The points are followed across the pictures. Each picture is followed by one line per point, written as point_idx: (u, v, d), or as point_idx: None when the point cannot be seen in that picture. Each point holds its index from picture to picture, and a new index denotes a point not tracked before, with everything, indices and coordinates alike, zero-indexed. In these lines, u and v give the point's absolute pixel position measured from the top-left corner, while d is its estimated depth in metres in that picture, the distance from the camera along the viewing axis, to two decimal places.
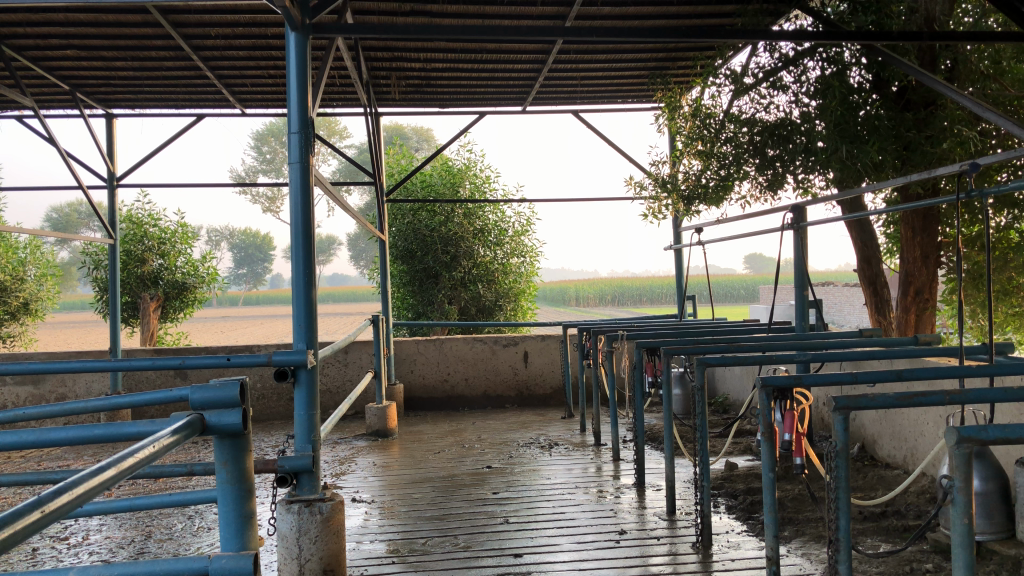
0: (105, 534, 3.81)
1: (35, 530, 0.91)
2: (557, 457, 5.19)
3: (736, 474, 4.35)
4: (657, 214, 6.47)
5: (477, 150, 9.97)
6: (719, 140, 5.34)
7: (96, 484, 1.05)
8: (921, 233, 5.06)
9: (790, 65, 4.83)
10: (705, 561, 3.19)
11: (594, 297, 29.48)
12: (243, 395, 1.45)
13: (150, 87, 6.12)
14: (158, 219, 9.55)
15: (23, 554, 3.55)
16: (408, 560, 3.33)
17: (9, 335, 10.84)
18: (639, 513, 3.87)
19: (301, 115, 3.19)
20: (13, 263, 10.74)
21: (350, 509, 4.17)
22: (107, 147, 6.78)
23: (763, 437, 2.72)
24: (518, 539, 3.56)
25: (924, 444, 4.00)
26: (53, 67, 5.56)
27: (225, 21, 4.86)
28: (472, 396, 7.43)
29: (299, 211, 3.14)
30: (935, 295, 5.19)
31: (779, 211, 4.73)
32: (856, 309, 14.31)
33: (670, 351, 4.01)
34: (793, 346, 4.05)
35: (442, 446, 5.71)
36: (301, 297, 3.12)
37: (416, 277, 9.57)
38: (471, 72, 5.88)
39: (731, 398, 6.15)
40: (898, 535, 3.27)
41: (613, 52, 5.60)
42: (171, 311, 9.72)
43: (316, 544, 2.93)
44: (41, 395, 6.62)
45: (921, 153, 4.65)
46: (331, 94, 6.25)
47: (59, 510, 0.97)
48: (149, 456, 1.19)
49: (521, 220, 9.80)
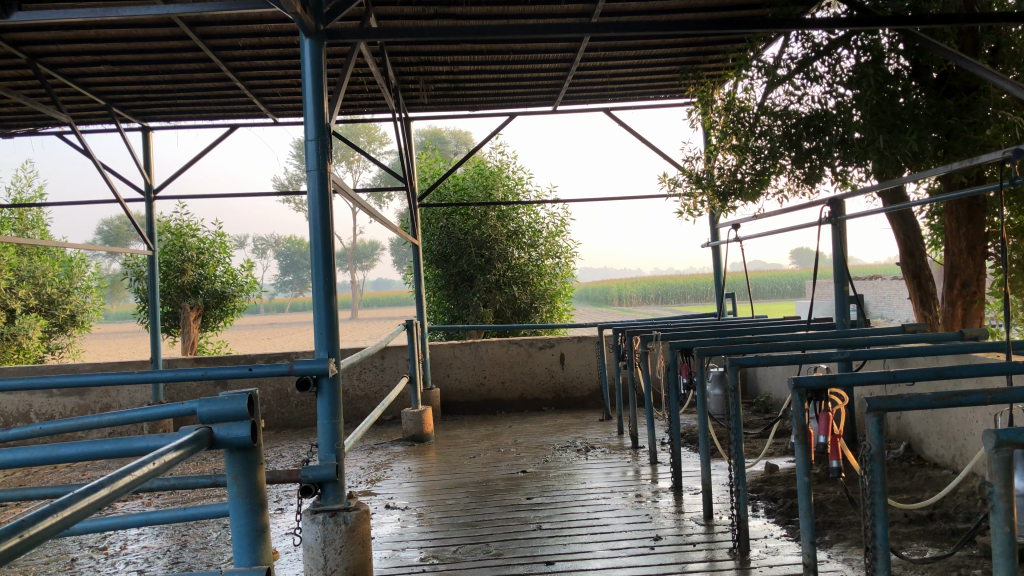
0: (143, 544, 3.85)
1: (15, 555, 0.86)
2: (596, 460, 5.12)
3: (776, 476, 4.23)
4: (693, 211, 6.35)
5: (510, 151, 9.92)
6: (754, 134, 5.22)
7: (86, 505, 1.00)
8: (966, 224, 4.89)
9: (823, 55, 4.71)
10: (742, 567, 3.10)
11: (637, 296, 29.25)
12: (252, 408, 1.41)
13: (182, 99, 6.20)
14: (196, 229, 9.68)
15: (64, 564, 3.60)
16: (440, 569, 3.30)
17: (58, 346, 11.18)
18: (676, 518, 3.79)
19: (318, 123, 3.18)
20: (60, 275, 11.04)
21: (384, 517, 4.14)
22: (144, 160, 6.90)
23: (797, 440, 2.62)
24: (550, 546, 3.50)
25: (974, 443, 3.84)
26: (89, 83, 5.67)
27: (252, 31, 4.87)
28: (509, 399, 7.39)
29: (318, 218, 3.13)
30: (983, 288, 5.00)
31: (817, 205, 4.60)
32: (904, 304, 13.95)
33: (704, 351, 3.91)
34: (833, 344, 3.93)
35: (477, 450, 5.68)
36: (322, 305, 3.11)
37: (452, 281, 9.58)
38: (498, 74, 5.85)
39: (772, 397, 6.01)
40: (947, 539, 3.14)
41: (642, 48, 5.51)
42: (211, 320, 9.89)
43: (342, 554, 2.92)
44: (86, 405, 6.79)
45: (964, 141, 4.47)
46: (360, 101, 6.26)
47: (43, 533, 0.91)
48: (148, 473, 1.15)
49: (555, 221, 9.74)
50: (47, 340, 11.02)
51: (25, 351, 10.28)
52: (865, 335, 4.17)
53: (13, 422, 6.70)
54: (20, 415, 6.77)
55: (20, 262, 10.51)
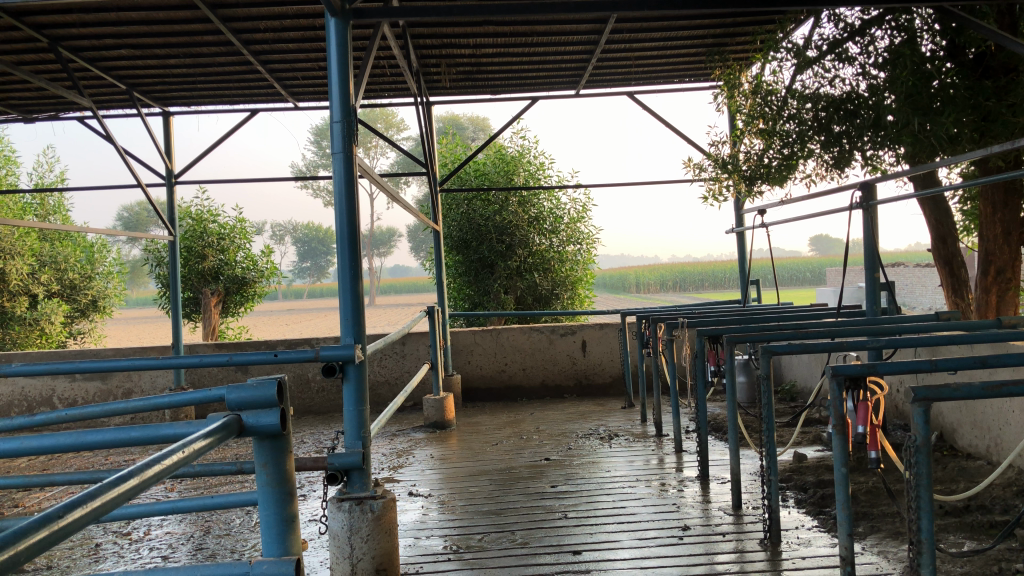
0: (166, 529, 3.85)
1: (43, 549, 0.80)
2: (618, 449, 5.05)
3: (805, 466, 4.16)
4: (718, 196, 6.22)
5: (531, 136, 9.83)
6: (782, 118, 5.11)
7: (117, 494, 0.93)
8: (1002, 209, 4.77)
9: (856, 35, 4.61)
10: (773, 559, 3.04)
11: (655, 283, 29.24)
12: (281, 394, 1.34)
13: (203, 84, 6.17)
14: (217, 215, 9.68)
15: (88, 549, 3.60)
16: (465, 557, 3.25)
17: (80, 331, 11.27)
18: (703, 507, 3.73)
19: (344, 104, 3.13)
20: (81, 261, 11.10)
21: (408, 504, 4.11)
22: (164, 144, 6.87)
23: (835, 430, 2.54)
24: (577, 535, 3.46)
25: (1010, 434, 3.75)
26: (110, 67, 5.65)
27: (273, 14, 4.82)
28: (530, 386, 7.34)
29: (344, 203, 3.09)
30: (1019, 275, 4.88)
31: (847, 189, 4.50)
32: (927, 289, 13.82)
33: (733, 338, 3.82)
34: (865, 330, 3.86)
35: (499, 437, 5.63)
36: (348, 292, 3.07)
37: (472, 267, 9.54)
38: (522, 56, 5.77)
39: (798, 385, 5.95)
40: (984, 532, 3.07)
41: (667, 30, 5.41)
42: (232, 306, 9.91)
43: (368, 542, 2.89)
44: (108, 390, 6.82)
45: (1002, 124, 4.28)
46: (382, 84, 6.20)
47: (74, 524, 0.85)
48: (179, 461, 1.09)
49: (577, 207, 9.69)
50: (69, 325, 11.11)
51: (48, 335, 10.38)
52: (897, 322, 4.09)
53: (37, 407, 6.74)
54: (42, 400, 6.80)
55: (42, 247, 10.59)
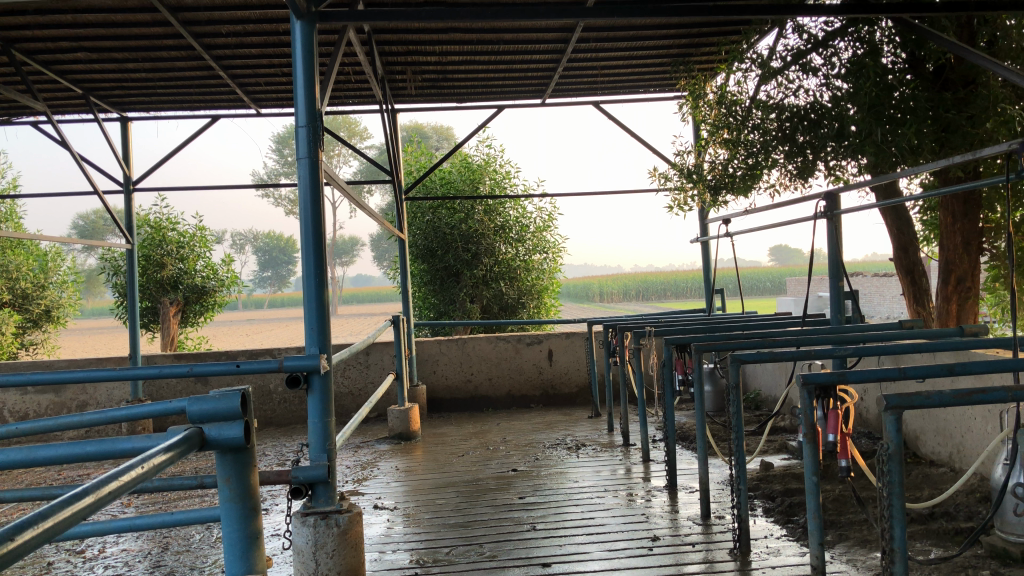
0: (123, 546, 3.74)
1: None
2: (586, 458, 5.03)
3: (772, 474, 4.18)
4: (683, 205, 6.25)
5: (497, 145, 9.79)
6: (746, 128, 5.15)
7: (70, 515, 0.87)
8: (962, 219, 4.84)
9: (819, 47, 4.66)
10: (743, 568, 3.03)
11: (618, 292, 29.32)
12: (245, 406, 1.28)
13: (163, 89, 6.05)
14: (176, 223, 9.50)
15: (39, 568, 3.47)
16: (433, 571, 3.20)
17: (32, 342, 10.94)
18: (672, 517, 3.71)
19: (309, 109, 3.07)
20: (34, 270, 10.81)
21: (373, 517, 4.03)
22: (122, 151, 6.72)
23: (805, 439, 2.53)
24: (546, 547, 3.41)
25: (972, 440, 3.80)
26: (65, 71, 5.51)
27: (235, 18, 4.73)
28: (497, 396, 7.30)
29: (309, 209, 3.02)
30: (978, 283, 4.96)
31: (811, 199, 4.54)
32: (884, 299, 14.07)
33: (701, 347, 3.82)
34: (831, 340, 3.88)
35: (466, 448, 5.58)
36: (313, 301, 3.01)
37: (438, 276, 9.48)
38: (487, 64, 5.75)
39: (762, 393, 6.01)
40: (950, 539, 3.08)
41: (633, 39, 5.43)
42: (191, 315, 9.73)
43: (334, 558, 2.83)
44: (61, 403, 6.63)
45: (961, 135, 4.39)
46: (347, 91, 6.14)
47: (24, 547, 0.79)
48: (137, 478, 1.02)
49: (543, 216, 9.68)
50: (21, 335, 10.79)
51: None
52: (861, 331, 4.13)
53: None
54: None
55: None
